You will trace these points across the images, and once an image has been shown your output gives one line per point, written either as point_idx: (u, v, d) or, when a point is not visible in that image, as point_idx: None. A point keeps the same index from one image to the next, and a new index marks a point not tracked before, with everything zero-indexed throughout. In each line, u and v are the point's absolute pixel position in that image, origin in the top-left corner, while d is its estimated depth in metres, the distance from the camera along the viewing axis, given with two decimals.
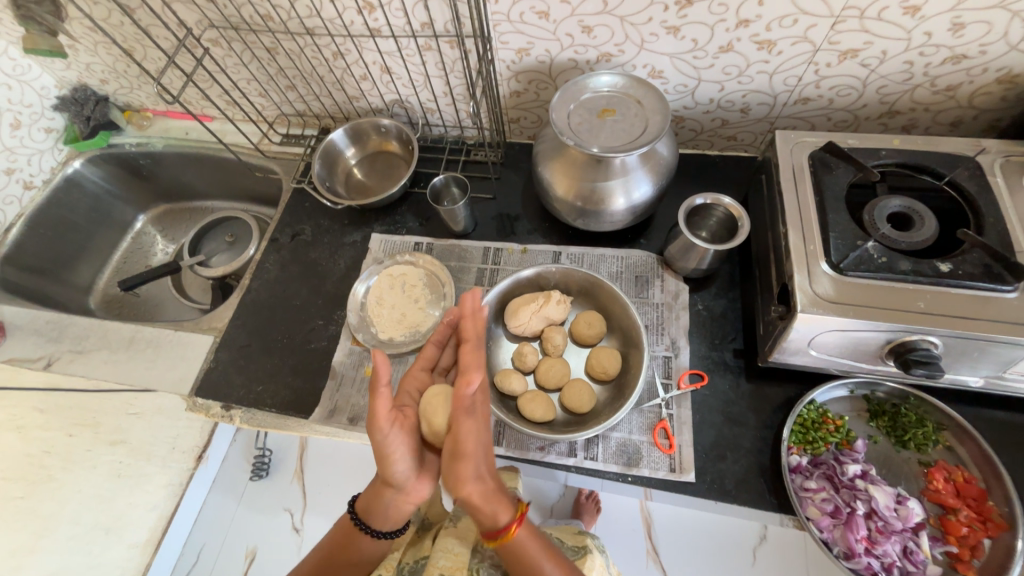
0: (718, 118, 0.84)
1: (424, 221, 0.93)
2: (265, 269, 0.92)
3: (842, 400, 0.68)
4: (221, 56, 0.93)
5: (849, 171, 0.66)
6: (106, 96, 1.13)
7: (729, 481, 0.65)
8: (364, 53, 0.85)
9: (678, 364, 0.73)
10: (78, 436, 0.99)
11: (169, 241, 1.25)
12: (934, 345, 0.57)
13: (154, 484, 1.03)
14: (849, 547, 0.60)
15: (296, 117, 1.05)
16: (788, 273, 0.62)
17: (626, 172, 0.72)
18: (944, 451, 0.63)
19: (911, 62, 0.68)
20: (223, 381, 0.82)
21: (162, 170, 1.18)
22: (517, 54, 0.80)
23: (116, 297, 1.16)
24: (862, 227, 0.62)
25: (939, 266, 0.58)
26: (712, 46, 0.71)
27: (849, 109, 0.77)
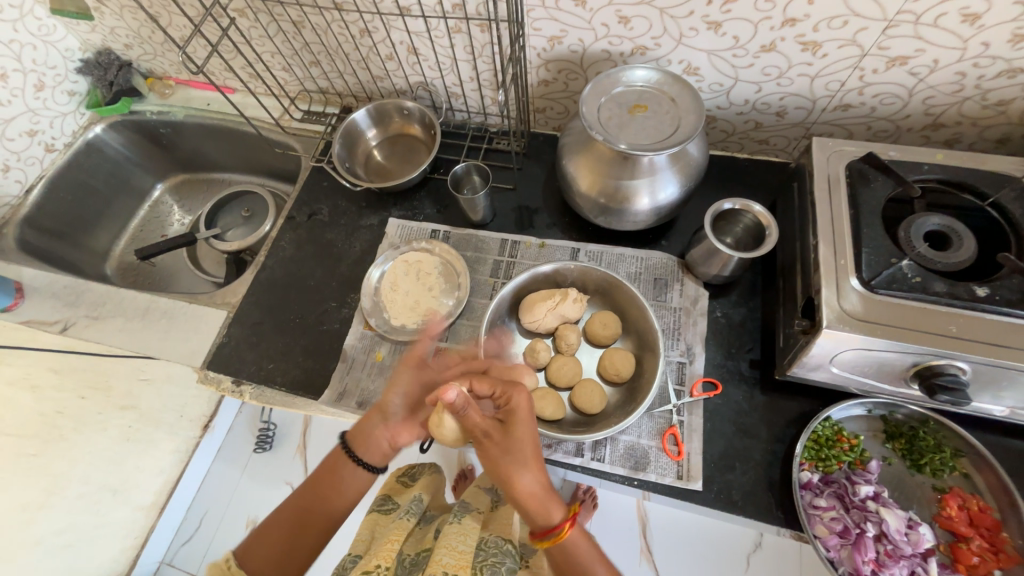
0: (751, 120, 0.82)
1: (442, 208, 0.92)
2: (280, 247, 0.92)
3: (859, 419, 0.66)
4: (246, 28, 0.91)
5: (887, 184, 0.63)
6: (129, 62, 1.14)
7: (737, 492, 0.64)
8: (392, 31, 0.83)
9: (692, 371, 0.72)
10: (91, 399, 0.98)
11: (186, 212, 1.25)
12: (962, 370, 0.55)
13: (160, 450, 1.11)
14: (855, 568, 0.62)
15: (318, 94, 1.04)
16: (815, 286, 0.60)
17: (654, 172, 0.70)
18: (960, 478, 0.62)
19: (964, 73, 0.65)
20: (235, 357, 0.83)
21: (182, 141, 1.18)
22: (549, 41, 0.77)
23: (132, 265, 1.17)
24: (897, 244, 0.60)
25: (976, 290, 0.56)
26: (753, 44, 0.68)
27: (891, 118, 0.74)
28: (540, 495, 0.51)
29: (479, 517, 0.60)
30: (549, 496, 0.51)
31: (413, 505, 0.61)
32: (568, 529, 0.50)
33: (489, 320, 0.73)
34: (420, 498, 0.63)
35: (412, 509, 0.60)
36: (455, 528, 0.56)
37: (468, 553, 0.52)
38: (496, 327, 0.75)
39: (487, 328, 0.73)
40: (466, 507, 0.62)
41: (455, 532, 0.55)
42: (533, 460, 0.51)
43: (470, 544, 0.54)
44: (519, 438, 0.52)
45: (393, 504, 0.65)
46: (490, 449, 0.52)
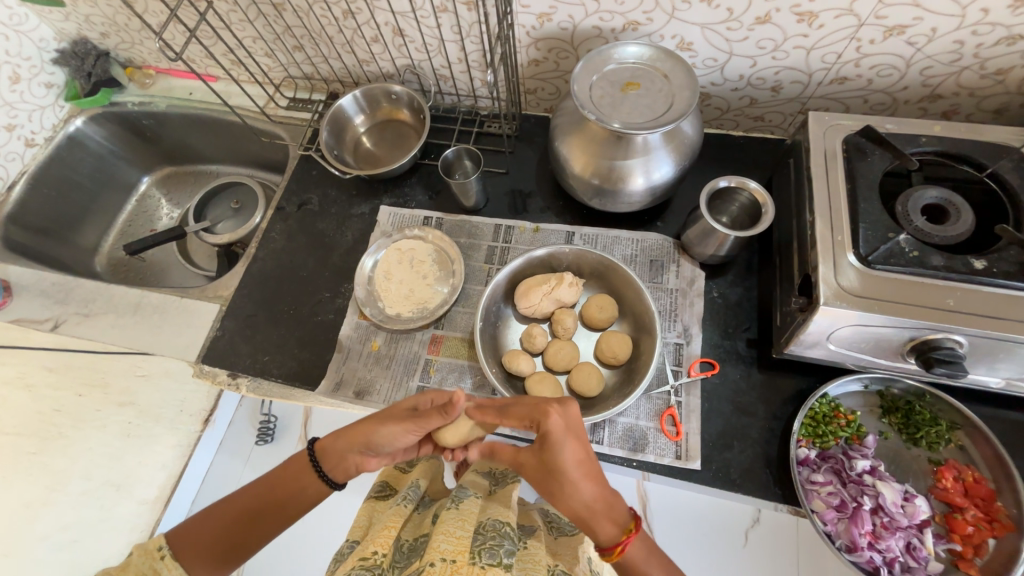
0: (746, 96, 0.80)
1: (434, 194, 0.90)
2: (271, 238, 0.90)
3: (855, 395, 0.67)
4: (225, 12, 0.88)
5: (885, 158, 0.62)
6: (107, 51, 1.10)
7: (734, 470, 0.65)
8: (376, 12, 0.80)
9: (689, 351, 0.72)
10: (87, 396, 1.00)
11: (174, 205, 1.23)
12: (959, 344, 0.55)
13: (162, 445, 1.02)
14: (851, 541, 0.59)
15: (303, 80, 1.01)
16: (812, 263, 0.59)
17: (647, 151, 0.69)
18: (956, 450, 0.63)
19: (963, 41, 0.63)
20: (229, 350, 0.82)
21: (166, 132, 1.15)
22: (538, 18, 0.75)
23: (121, 260, 1.16)
24: (895, 219, 0.59)
25: (973, 263, 0.55)
26: (748, 17, 0.67)
27: (888, 90, 0.73)
28: (591, 511, 0.50)
29: (479, 501, 0.58)
30: (600, 512, 0.49)
31: (411, 491, 0.61)
32: (625, 544, 0.49)
33: (484, 307, 0.72)
34: (417, 484, 0.62)
35: (409, 496, 0.60)
36: (454, 514, 0.55)
37: (466, 537, 0.51)
38: (491, 314, 0.75)
39: (483, 315, 0.72)
40: (465, 491, 0.60)
41: (453, 518, 0.54)
42: (576, 470, 0.51)
43: (468, 529, 0.52)
44: (562, 457, 0.50)
45: (390, 490, 0.64)
46: (536, 466, 0.53)
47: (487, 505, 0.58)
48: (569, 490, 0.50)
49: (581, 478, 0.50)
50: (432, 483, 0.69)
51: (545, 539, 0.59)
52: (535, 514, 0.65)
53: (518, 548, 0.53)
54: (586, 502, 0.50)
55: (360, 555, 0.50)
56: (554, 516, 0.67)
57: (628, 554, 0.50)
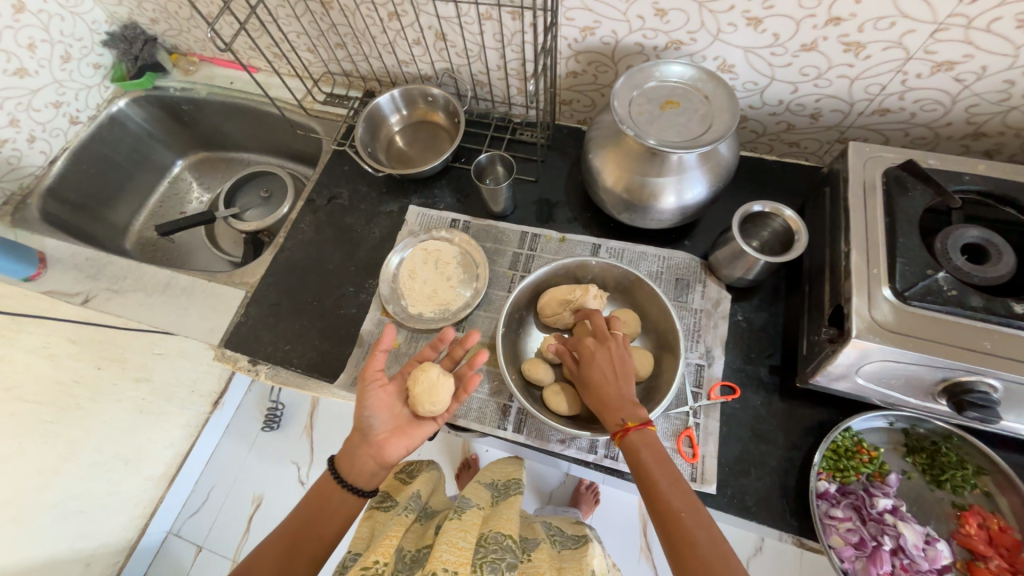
0: (784, 122, 0.80)
1: (462, 197, 0.91)
2: (300, 229, 0.92)
3: (879, 431, 0.65)
4: (273, 7, 0.90)
5: (926, 193, 0.61)
6: (154, 37, 1.13)
7: (750, 497, 0.64)
8: (421, 16, 0.81)
9: (711, 373, 0.71)
10: (107, 370, 1.02)
11: (204, 189, 1.26)
12: (993, 388, 0.54)
13: (171, 424, 1.16)
14: None
15: (342, 77, 1.03)
16: (846, 294, 0.59)
17: (682, 170, 0.69)
18: (981, 496, 0.61)
19: (1013, 81, 0.63)
20: (251, 337, 0.83)
21: (204, 118, 1.18)
22: (581, 32, 0.76)
23: (150, 240, 1.18)
24: (933, 256, 0.58)
25: (1014, 307, 0.54)
26: (794, 43, 0.67)
27: (930, 126, 0.72)
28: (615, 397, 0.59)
29: (480, 512, 0.61)
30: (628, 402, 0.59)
31: (412, 501, 0.62)
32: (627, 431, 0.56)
33: (508, 313, 0.72)
34: (418, 493, 0.64)
35: (411, 505, 0.61)
36: (455, 525, 0.56)
37: (467, 550, 0.52)
38: (514, 320, 0.75)
39: (506, 320, 0.72)
40: (467, 502, 0.63)
41: (455, 529, 0.55)
42: (626, 382, 0.60)
43: (470, 541, 0.54)
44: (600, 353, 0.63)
45: (390, 499, 0.67)
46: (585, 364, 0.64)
47: (489, 516, 0.61)
48: (616, 420, 0.57)
49: (633, 408, 0.58)
50: (434, 494, 0.71)
51: (548, 551, 0.62)
52: (539, 528, 0.68)
53: (520, 561, 0.56)
54: (639, 435, 0.55)
55: (361, 564, 0.52)
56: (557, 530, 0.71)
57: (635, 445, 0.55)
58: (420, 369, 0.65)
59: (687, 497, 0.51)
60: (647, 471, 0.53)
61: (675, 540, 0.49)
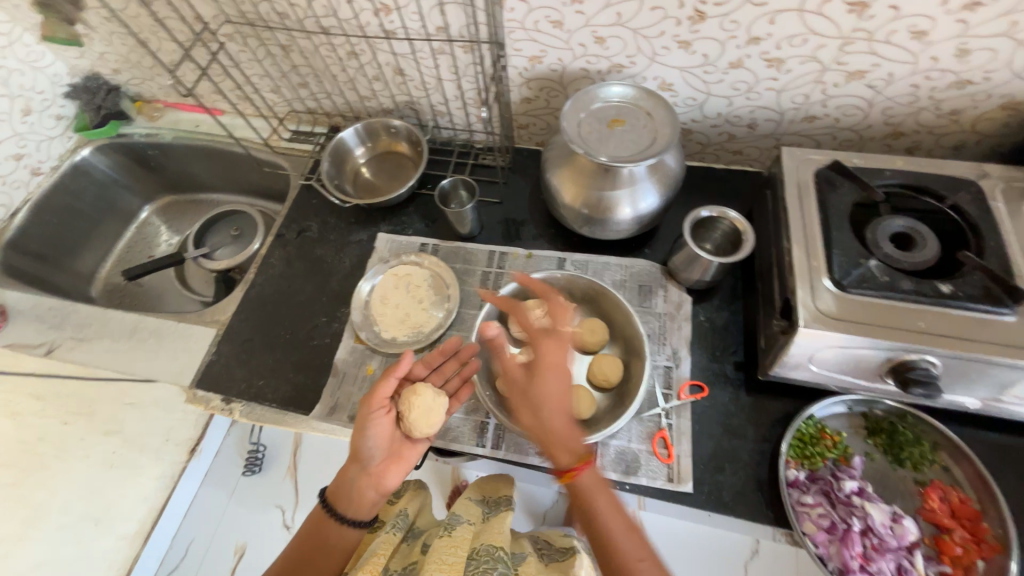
0: (725, 132, 0.85)
1: (430, 222, 0.94)
2: (270, 264, 0.92)
3: (840, 416, 0.68)
4: (235, 52, 0.94)
5: (853, 190, 0.67)
6: (117, 86, 1.14)
7: (726, 492, 0.65)
8: (379, 54, 0.86)
9: (679, 374, 0.74)
10: (72, 424, 1.05)
11: (174, 232, 1.25)
12: (933, 364, 0.57)
13: (147, 476, 1.09)
14: (843, 564, 0.59)
15: (307, 114, 1.06)
16: (791, 287, 0.62)
17: (633, 182, 0.73)
18: (940, 471, 0.64)
19: (917, 85, 0.69)
20: (223, 375, 0.82)
21: (170, 162, 1.19)
22: (530, 61, 0.81)
23: (118, 286, 1.16)
24: (865, 246, 0.63)
25: (941, 287, 0.58)
26: (722, 61, 0.72)
27: (854, 128, 0.78)
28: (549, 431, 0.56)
29: (472, 527, 0.61)
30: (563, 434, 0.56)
31: (400, 519, 0.63)
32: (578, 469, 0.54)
33: (478, 330, 0.74)
34: (404, 512, 0.65)
35: (399, 523, 0.62)
36: (445, 542, 0.58)
37: (456, 566, 0.54)
38: None
39: (477, 338, 0.74)
40: (458, 517, 0.63)
41: (444, 545, 0.57)
42: (557, 410, 0.57)
43: (461, 556, 0.55)
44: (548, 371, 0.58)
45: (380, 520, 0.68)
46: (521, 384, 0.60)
47: (480, 531, 0.60)
48: (565, 453, 0.55)
49: (571, 439, 0.56)
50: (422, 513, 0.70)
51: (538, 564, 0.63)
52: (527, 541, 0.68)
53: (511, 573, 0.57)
54: (583, 478, 0.54)
55: None
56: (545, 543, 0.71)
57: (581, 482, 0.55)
58: (413, 394, 0.66)
59: (631, 528, 0.53)
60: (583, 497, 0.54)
61: (605, 550, 0.52)
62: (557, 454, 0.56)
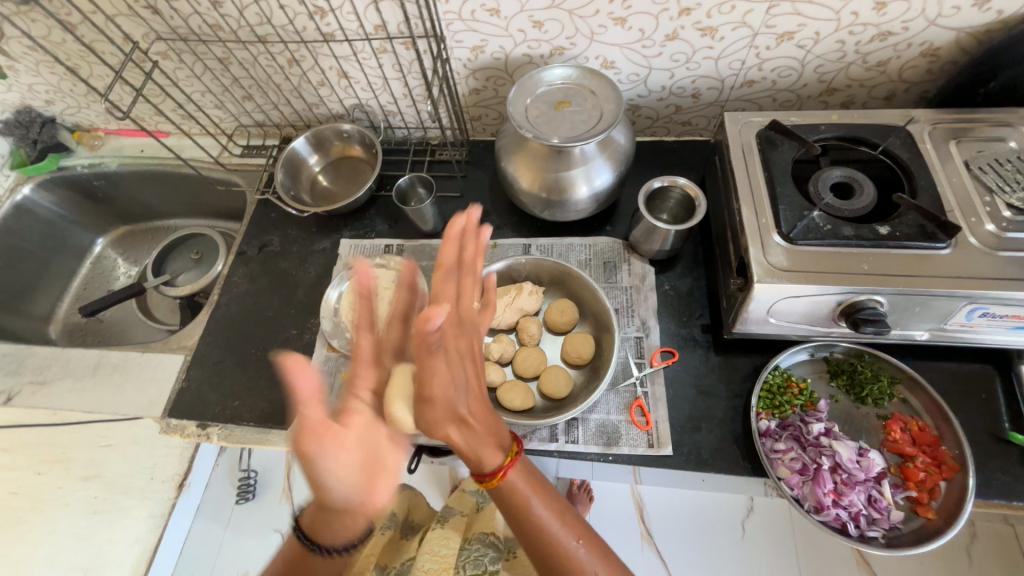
0: (671, 105, 0.87)
1: (393, 223, 0.93)
2: (234, 282, 0.91)
3: (804, 364, 0.71)
4: (171, 70, 0.91)
5: (793, 147, 0.69)
6: (53, 118, 1.09)
7: (705, 450, 0.67)
8: (320, 58, 0.85)
9: (650, 343, 0.76)
10: (47, 474, 1.03)
11: (132, 263, 1.22)
12: (880, 303, 0.60)
13: (132, 518, 1.05)
14: (818, 502, 0.63)
15: (255, 128, 1.04)
16: (744, 247, 0.65)
17: (586, 161, 0.74)
18: (899, 404, 0.68)
19: (843, 41, 0.72)
20: (196, 400, 0.80)
21: (119, 191, 1.15)
22: (472, 51, 0.81)
23: (78, 324, 1.12)
24: (809, 199, 0.66)
25: (880, 229, 0.61)
26: (658, 34, 0.74)
27: (791, 89, 0.81)
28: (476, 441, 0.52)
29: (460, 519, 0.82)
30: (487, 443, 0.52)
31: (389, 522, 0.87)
32: (506, 468, 0.53)
33: None
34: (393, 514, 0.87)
35: (388, 525, 0.85)
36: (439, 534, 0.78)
37: (448, 557, 0.74)
38: None
39: None
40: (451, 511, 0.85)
41: (439, 538, 0.77)
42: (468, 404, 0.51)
43: (450, 546, 0.76)
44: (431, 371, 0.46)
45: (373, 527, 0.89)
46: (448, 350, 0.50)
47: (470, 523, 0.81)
48: (494, 453, 0.52)
49: (498, 427, 0.54)
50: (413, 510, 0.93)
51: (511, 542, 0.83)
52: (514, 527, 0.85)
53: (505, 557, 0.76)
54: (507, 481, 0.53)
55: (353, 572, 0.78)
56: None
57: (510, 482, 0.53)
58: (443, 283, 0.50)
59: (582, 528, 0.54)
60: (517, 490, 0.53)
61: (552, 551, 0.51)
62: (485, 454, 0.52)
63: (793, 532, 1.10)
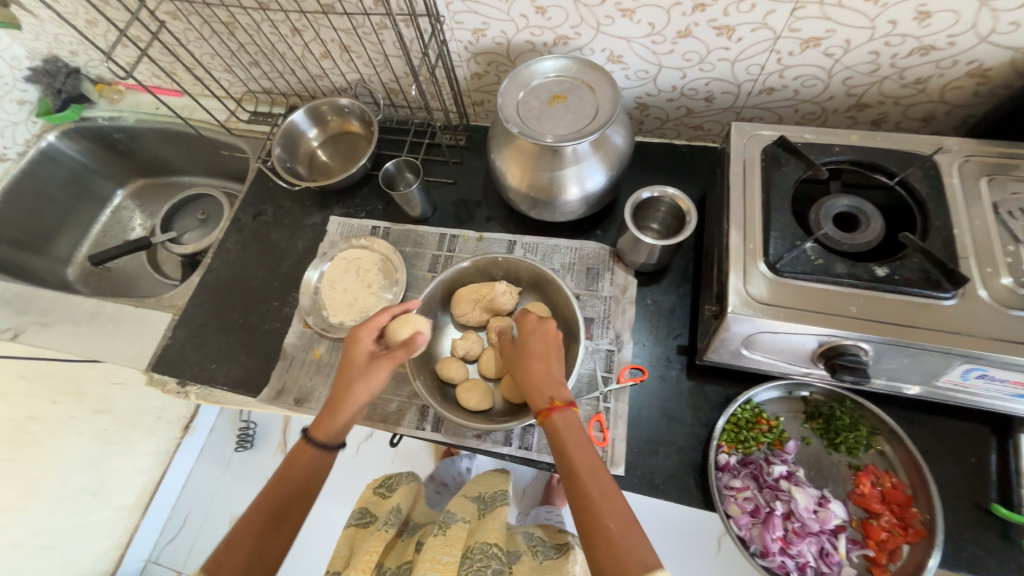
0: (682, 107, 0.81)
1: (385, 204, 0.92)
2: (226, 248, 0.93)
3: (778, 401, 0.67)
4: (180, 30, 0.92)
5: (799, 167, 0.63)
6: (78, 69, 1.14)
7: (658, 476, 0.65)
8: (321, 30, 0.83)
9: (620, 358, 0.73)
10: (63, 403, 0.99)
11: (147, 216, 1.27)
12: (864, 350, 0.55)
13: (137, 452, 1.12)
14: (764, 546, 0.58)
15: (263, 94, 1.04)
16: (726, 272, 0.60)
17: (577, 161, 0.70)
18: (875, 456, 0.63)
19: (877, 52, 0.65)
20: (179, 358, 0.84)
21: (138, 146, 1.19)
22: (473, 34, 0.77)
23: (93, 270, 1.18)
24: (807, 227, 0.61)
25: (876, 270, 0.56)
26: (669, 30, 0.68)
27: (815, 101, 0.74)
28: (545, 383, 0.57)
29: (466, 526, 0.61)
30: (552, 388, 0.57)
31: (392, 516, 0.64)
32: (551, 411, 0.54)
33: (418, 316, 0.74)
34: (398, 508, 0.66)
35: (390, 520, 0.63)
36: (440, 541, 0.58)
37: (452, 563, 0.55)
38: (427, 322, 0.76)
39: None
40: (452, 516, 0.63)
41: (438, 544, 0.57)
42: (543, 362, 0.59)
43: (455, 554, 0.56)
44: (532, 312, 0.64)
45: (370, 516, 0.68)
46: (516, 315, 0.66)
47: (475, 529, 0.61)
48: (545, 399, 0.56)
49: (559, 387, 0.57)
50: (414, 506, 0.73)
51: (529, 563, 0.62)
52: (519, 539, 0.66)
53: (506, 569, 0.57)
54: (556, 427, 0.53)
55: None
56: (539, 540, 0.68)
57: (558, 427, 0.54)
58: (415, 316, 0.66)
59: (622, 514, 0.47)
60: (567, 453, 0.52)
61: (595, 539, 0.46)
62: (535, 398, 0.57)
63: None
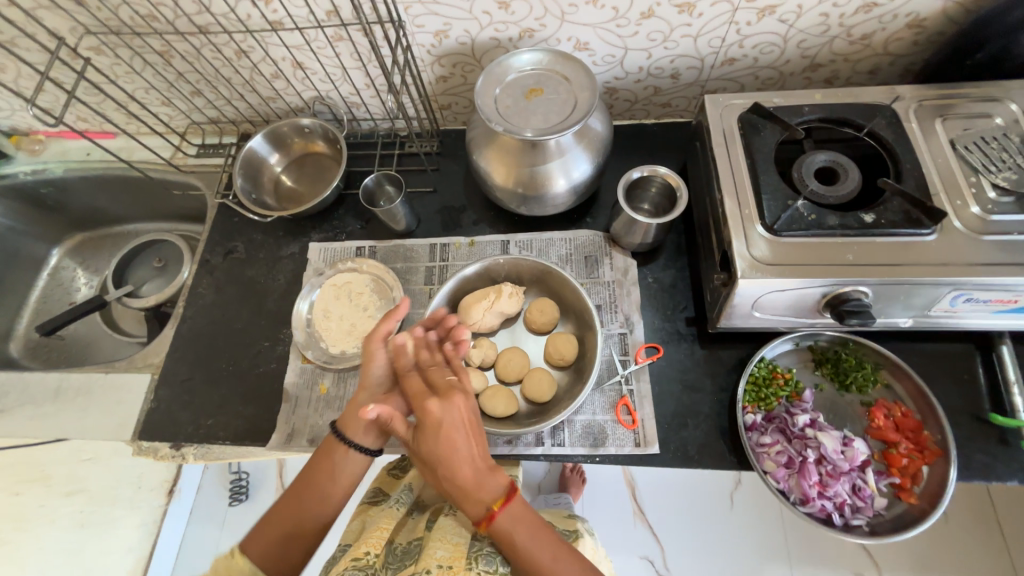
0: (650, 86, 0.83)
1: (365, 222, 0.88)
2: (199, 294, 0.86)
3: (788, 354, 0.70)
4: (107, 66, 0.84)
5: (776, 130, 0.66)
6: None
7: (692, 446, 0.67)
8: (270, 49, 0.78)
9: (634, 339, 0.74)
10: (27, 492, 0.93)
11: (92, 273, 1.15)
12: (864, 294, 0.58)
13: (124, 526, 1.00)
14: (803, 494, 0.62)
15: (209, 125, 0.96)
16: (727, 240, 0.62)
17: (563, 152, 0.70)
18: (883, 390, 0.67)
19: (827, 14, 0.68)
20: (168, 421, 0.77)
21: (71, 198, 1.08)
22: (435, 36, 0.75)
23: (40, 341, 1.06)
24: (793, 186, 0.64)
25: (864, 217, 0.59)
26: (633, 12, 0.69)
27: (774, 66, 0.78)
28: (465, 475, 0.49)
29: None
30: (485, 475, 0.49)
31: (404, 495, 0.61)
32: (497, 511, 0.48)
33: None
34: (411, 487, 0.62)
35: (402, 498, 0.60)
36: (451, 519, 0.55)
37: (462, 544, 0.52)
38: None
39: None
40: None
41: (449, 524, 0.55)
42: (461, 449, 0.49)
43: (465, 535, 0.53)
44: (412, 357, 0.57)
45: (382, 494, 0.64)
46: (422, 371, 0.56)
47: None
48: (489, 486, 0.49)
49: (488, 480, 0.49)
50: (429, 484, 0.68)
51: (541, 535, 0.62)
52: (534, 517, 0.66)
53: None
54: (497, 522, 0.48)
55: (352, 556, 0.52)
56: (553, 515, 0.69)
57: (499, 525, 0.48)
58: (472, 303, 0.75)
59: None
60: (514, 546, 0.48)
61: None
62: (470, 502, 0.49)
63: (782, 518, 1.12)
